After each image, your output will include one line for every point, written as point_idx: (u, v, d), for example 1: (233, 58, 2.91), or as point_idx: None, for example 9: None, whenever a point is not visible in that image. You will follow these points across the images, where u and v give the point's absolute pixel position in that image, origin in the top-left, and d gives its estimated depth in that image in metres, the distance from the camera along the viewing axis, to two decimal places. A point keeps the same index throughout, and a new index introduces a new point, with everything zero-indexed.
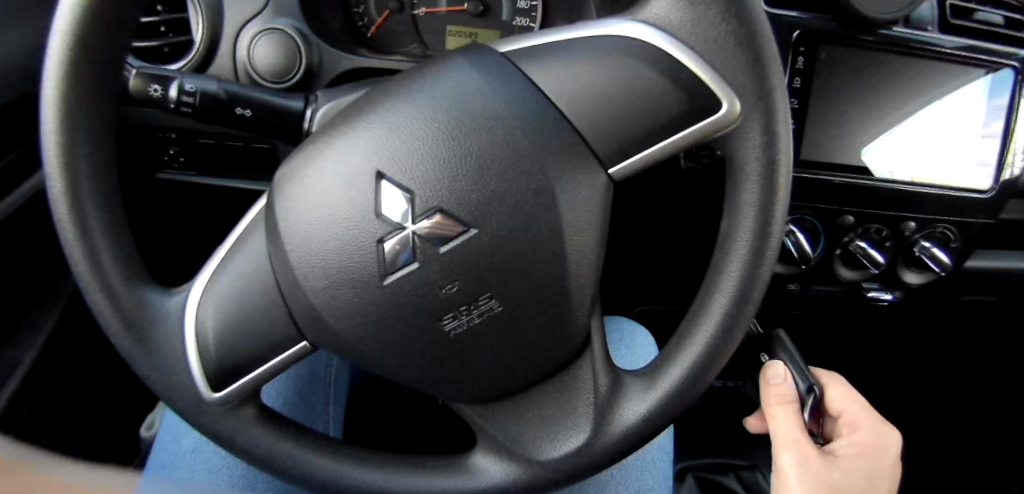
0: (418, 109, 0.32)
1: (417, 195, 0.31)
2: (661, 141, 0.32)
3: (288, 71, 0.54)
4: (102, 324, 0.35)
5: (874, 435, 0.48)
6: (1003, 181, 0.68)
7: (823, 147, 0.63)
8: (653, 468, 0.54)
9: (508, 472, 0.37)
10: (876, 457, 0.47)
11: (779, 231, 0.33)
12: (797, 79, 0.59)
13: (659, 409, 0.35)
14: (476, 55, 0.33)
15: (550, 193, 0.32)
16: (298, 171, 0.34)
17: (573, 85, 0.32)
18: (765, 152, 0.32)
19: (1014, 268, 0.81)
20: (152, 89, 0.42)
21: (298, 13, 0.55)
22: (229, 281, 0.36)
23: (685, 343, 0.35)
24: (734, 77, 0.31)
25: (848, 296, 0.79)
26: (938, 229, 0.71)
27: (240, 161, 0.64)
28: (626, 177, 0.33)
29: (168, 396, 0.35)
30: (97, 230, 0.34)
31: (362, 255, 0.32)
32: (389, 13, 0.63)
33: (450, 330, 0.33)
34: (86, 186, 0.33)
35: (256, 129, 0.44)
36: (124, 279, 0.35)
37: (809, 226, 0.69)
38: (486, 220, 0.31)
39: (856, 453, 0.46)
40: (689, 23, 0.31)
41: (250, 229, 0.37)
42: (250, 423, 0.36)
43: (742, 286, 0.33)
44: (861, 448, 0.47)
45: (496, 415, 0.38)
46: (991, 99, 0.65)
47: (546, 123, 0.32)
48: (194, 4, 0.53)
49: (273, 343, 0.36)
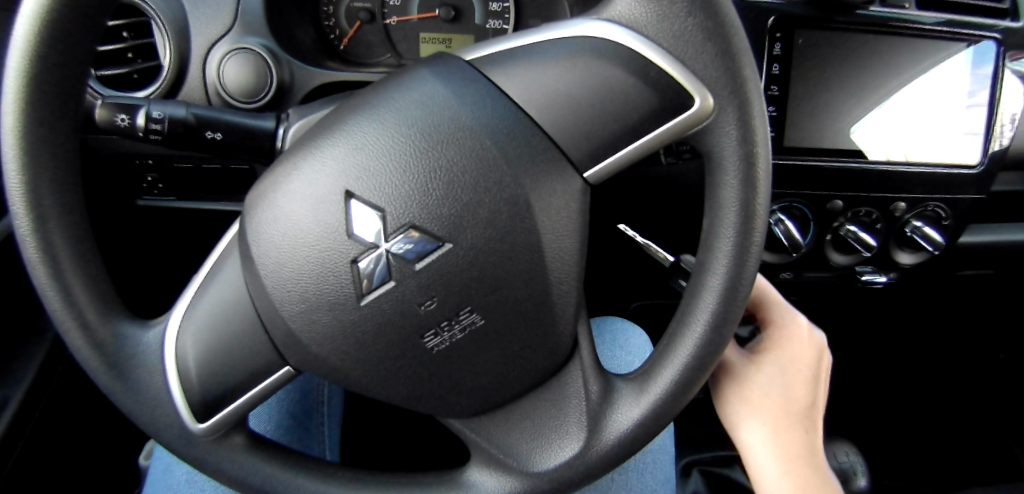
0: (383, 124, 0.31)
1: (389, 212, 0.30)
2: (634, 142, 0.32)
3: (259, 90, 0.53)
4: (78, 359, 0.34)
5: (789, 316, 0.43)
6: (992, 154, 0.67)
7: (808, 133, 0.63)
8: (653, 468, 0.54)
9: (505, 485, 0.36)
10: (805, 338, 0.42)
11: (763, 224, 0.32)
12: (776, 65, 0.59)
13: (653, 413, 0.34)
14: (441, 65, 0.32)
15: (524, 201, 0.31)
16: (268, 195, 0.33)
17: (540, 90, 0.31)
18: (742, 145, 0.31)
19: (1010, 240, 0.80)
20: (119, 118, 0.41)
21: (265, 31, 0.54)
22: (207, 310, 0.35)
23: (674, 345, 0.34)
24: (706, 71, 0.30)
25: (841, 282, 0.78)
26: (930, 207, 0.70)
27: (218, 182, 0.64)
28: (602, 181, 0.33)
29: (152, 431, 0.34)
30: (69, 267, 0.32)
31: (337, 277, 0.31)
32: (360, 24, 0.63)
33: (432, 347, 0.33)
34: (53, 222, 0.32)
35: (228, 152, 0.43)
36: (100, 315, 0.34)
37: (798, 214, 0.69)
38: (461, 234, 0.30)
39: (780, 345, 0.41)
40: (654, 19, 0.30)
41: (225, 256, 0.36)
42: (239, 452, 0.35)
43: (729, 283, 0.32)
44: (779, 339, 0.42)
45: (488, 430, 0.38)
46: (973, 71, 0.65)
47: (516, 129, 0.31)
48: (160, 27, 0.52)
49: (257, 370, 0.35)
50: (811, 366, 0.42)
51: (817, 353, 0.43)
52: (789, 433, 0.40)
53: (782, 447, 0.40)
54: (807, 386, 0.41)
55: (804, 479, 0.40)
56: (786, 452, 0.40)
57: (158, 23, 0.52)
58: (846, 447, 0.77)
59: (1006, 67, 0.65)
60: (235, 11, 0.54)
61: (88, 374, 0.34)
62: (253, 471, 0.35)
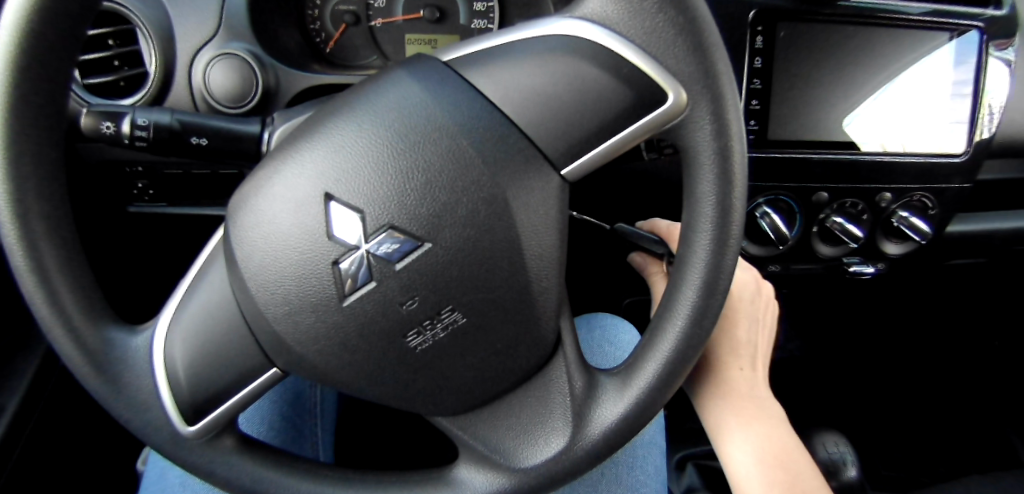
0: (361, 126, 0.31)
1: (368, 213, 0.30)
2: (609, 139, 0.32)
3: (244, 95, 0.54)
4: (68, 364, 0.34)
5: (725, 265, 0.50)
6: (978, 142, 0.67)
7: (794, 125, 0.63)
8: (644, 462, 0.54)
9: (492, 483, 0.36)
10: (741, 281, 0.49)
11: (741, 218, 0.32)
12: (758, 58, 0.59)
13: (637, 408, 0.34)
14: (417, 67, 0.33)
15: (501, 200, 0.31)
16: (250, 199, 0.33)
17: (515, 88, 0.31)
18: (717, 140, 0.31)
19: (1000, 228, 0.80)
20: (104, 126, 0.41)
21: (250, 36, 0.55)
22: (194, 314, 0.35)
23: (656, 339, 0.34)
24: (679, 67, 0.30)
25: (829, 273, 0.79)
26: (916, 197, 0.70)
27: (208, 187, 0.65)
28: (580, 178, 0.33)
29: (142, 434, 0.35)
30: (56, 274, 0.33)
31: (318, 278, 0.32)
32: (345, 27, 0.63)
33: (416, 346, 0.33)
34: (39, 230, 0.32)
35: (214, 157, 0.44)
36: (89, 321, 0.34)
37: (785, 207, 0.69)
38: (440, 233, 0.31)
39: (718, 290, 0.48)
40: (626, 16, 0.30)
41: (211, 260, 0.37)
42: (229, 453, 0.36)
43: (708, 276, 0.33)
44: None
45: (472, 426, 0.38)
46: (957, 61, 0.65)
47: (492, 128, 0.31)
48: (145, 35, 0.53)
49: (244, 372, 0.36)
50: (748, 304, 0.48)
51: (755, 292, 0.49)
52: (743, 385, 0.45)
53: (736, 397, 0.44)
54: (746, 325, 0.46)
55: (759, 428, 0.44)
56: (737, 402, 0.44)
57: (143, 31, 0.53)
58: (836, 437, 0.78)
59: (990, 55, 0.65)
60: (219, 17, 0.54)
61: (77, 379, 0.34)
62: (242, 472, 0.35)
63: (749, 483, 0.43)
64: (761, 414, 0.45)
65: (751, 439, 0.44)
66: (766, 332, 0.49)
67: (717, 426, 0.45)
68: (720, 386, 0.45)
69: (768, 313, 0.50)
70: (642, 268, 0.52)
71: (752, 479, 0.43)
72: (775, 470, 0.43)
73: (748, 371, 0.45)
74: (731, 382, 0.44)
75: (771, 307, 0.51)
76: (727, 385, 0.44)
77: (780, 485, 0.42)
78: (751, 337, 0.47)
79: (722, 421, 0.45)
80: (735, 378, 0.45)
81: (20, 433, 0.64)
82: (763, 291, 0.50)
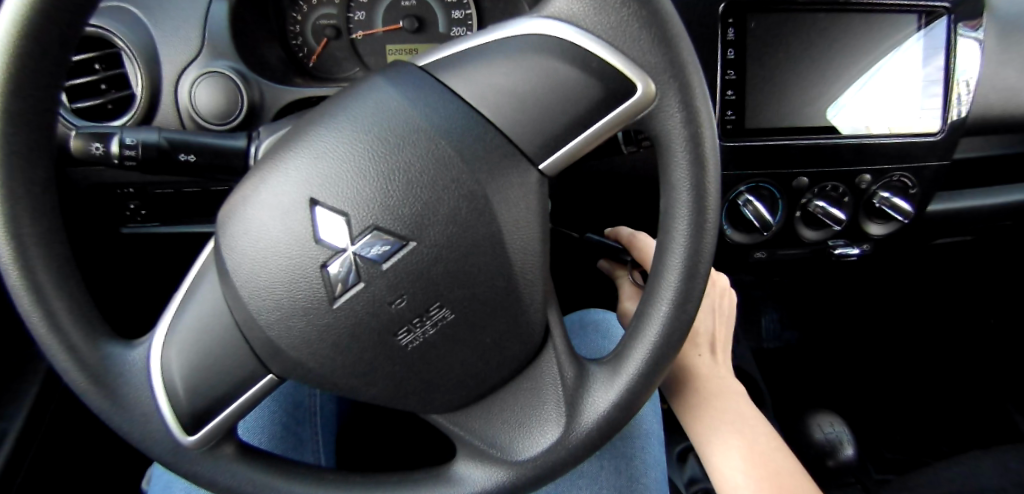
0: (343, 132, 0.32)
1: (352, 215, 0.31)
2: (583, 132, 0.33)
3: (230, 112, 0.56)
4: (69, 382, 0.34)
5: None
6: (953, 121, 0.69)
7: (770, 113, 0.64)
8: (643, 452, 0.55)
9: (492, 477, 0.36)
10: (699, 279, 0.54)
11: (716, 201, 0.33)
12: (730, 50, 0.60)
13: (627, 395, 0.35)
14: (395, 72, 0.34)
15: (482, 196, 0.32)
16: (238, 210, 0.34)
17: (489, 89, 0.32)
18: (688, 127, 0.32)
19: (984, 205, 0.81)
20: (93, 147, 0.42)
21: (233, 54, 0.56)
22: (189, 325, 0.36)
23: (642, 325, 0.35)
24: (646, 59, 0.31)
25: (815, 257, 0.80)
26: (895, 177, 0.71)
27: (199, 204, 0.66)
28: (558, 171, 0.34)
29: (143, 447, 0.35)
30: (52, 292, 0.33)
31: (307, 281, 0.32)
32: (327, 41, 0.65)
33: (407, 345, 0.34)
34: (34, 249, 0.33)
35: (202, 172, 0.45)
36: (85, 336, 0.35)
37: (766, 195, 0.70)
38: (424, 232, 0.32)
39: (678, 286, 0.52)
40: (592, 13, 0.31)
41: (203, 272, 0.37)
42: (229, 462, 0.36)
43: (689, 260, 0.33)
44: None
45: (468, 421, 0.39)
46: (926, 44, 0.67)
47: (468, 128, 0.32)
48: (131, 58, 0.54)
49: (240, 381, 0.36)
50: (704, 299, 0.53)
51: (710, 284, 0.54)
52: (705, 368, 0.50)
53: (701, 380, 0.50)
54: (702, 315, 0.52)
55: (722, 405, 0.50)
56: (700, 384, 0.50)
57: (129, 54, 0.54)
58: (833, 418, 0.85)
59: (958, 35, 0.66)
60: (202, 36, 0.56)
61: (78, 396, 0.35)
62: (244, 479, 0.36)
63: (717, 452, 0.48)
64: (722, 392, 0.50)
65: (727, 427, 0.49)
66: (724, 320, 0.54)
67: (696, 421, 0.50)
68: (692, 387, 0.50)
69: (725, 302, 0.55)
70: (610, 272, 0.59)
71: (719, 450, 0.48)
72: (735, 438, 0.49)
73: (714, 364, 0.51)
74: (701, 380, 0.50)
75: (728, 294, 0.57)
76: (698, 383, 0.50)
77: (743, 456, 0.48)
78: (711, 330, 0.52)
79: (701, 414, 0.50)
80: (704, 375, 0.50)
81: (24, 456, 0.65)
82: (718, 282, 0.55)
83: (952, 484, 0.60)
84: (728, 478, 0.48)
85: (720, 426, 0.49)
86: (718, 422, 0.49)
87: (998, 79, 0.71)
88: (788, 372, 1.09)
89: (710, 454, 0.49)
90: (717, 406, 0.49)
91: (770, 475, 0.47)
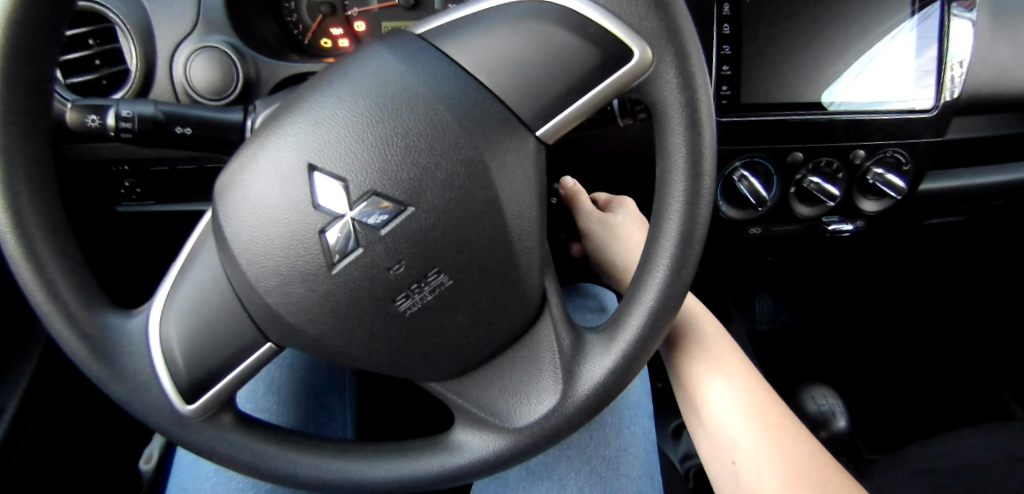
0: (340, 98, 0.32)
1: (351, 180, 0.31)
2: (580, 98, 0.33)
3: (226, 87, 0.56)
4: (66, 352, 0.34)
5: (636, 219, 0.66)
6: (945, 101, 0.69)
7: (765, 91, 0.65)
8: (631, 424, 0.57)
9: (488, 443, 0.37)
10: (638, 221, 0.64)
11: (711, 169, 0.34)
12: (726, 25, 0.60)
13: (623, 360, 0.35)
14: (393, 39, 0.34)
15: (480, 162, 0.32)
16: (236, 177, 0.34)
17: (486, 56, 0.32)
18: (684, 92, 0.32)
19: (974, 184, 0.82)
20: (90, 119, 0.41)
21: (228, 28, 0.57)
22: (186, 294, 0.36)
23: (639, 292, 0.35)
24: (642, 24, 0.31)
25: (810, 234, 0.81)
26: (889, 153, 0.72)
27: (195, 182, 0.67)
28: (553, 139, 0.35)
29: (142, 415, 0.35)
30: (49, 260, 0.33)
31: (305, 247, 0.33)
32: (322, 17, 0.64)
33: (405, 310, 0.34)
34: (31, 217, 0.33)
35: (200, 146, 0.45)
36: (83, 305, 0.35)
37: (762, 171, 0.71)
38: (421, 197, 0.32)
39: (629, 206, 0.63)
40: None
41: (201, 241, 0.37)
42: (228, 430, 0.36)
43: (684, 226, 0.34)
44: (631, 206, 0.63)
45: (467, 386, 0.40)
46: (919, 26, 0.67)
47: (465, 94, 0.32)
48: (125, 33, 0.54)
49: (239, 349, 0.36)
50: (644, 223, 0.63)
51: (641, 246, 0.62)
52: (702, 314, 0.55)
53: (703, 321, 0.54)
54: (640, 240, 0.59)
55: (724, 346, 0.53)
56: (704, 324, 0.54)
57: (123, 29, 0.54)
58: (825, 390, 0.86)
59: (951, 16, 0.66)
60: (197, 10, 0.56)
61: (77, 365, 0.35)
62: (243, 448, 0.36)
63: (722, 382, 0.50)
64: (722, 337, 0.53)
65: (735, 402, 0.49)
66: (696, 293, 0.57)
67: (703, 397, 0.50)
68: (682, 380, 0.52)
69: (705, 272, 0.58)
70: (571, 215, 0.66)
71: (726, 381, 0.50)
72: (736, 373, 0.51)
73: (700, 351, 0.51)
74: (688, 371, 0.51)
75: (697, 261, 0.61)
76: (687, 375, 0.51)
77: (745, 391, 0.50)
78: (688, 320, 0.53)
79: (703, 396, 0.50)
80: (691, 365, 0.51)
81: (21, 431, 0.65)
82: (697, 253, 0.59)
83: (940, 454, 0.61)
84: (727, 423, 0.48)
85: (728, 371, 0.50)
86: (726, 368, 0.51)
87: (990, 58, 0.71)
88: (781, 351, 1.11)
89: (717, 415, 0.49)
90: (718, 387, 0.50)
91: (769, 414, 0.49)
